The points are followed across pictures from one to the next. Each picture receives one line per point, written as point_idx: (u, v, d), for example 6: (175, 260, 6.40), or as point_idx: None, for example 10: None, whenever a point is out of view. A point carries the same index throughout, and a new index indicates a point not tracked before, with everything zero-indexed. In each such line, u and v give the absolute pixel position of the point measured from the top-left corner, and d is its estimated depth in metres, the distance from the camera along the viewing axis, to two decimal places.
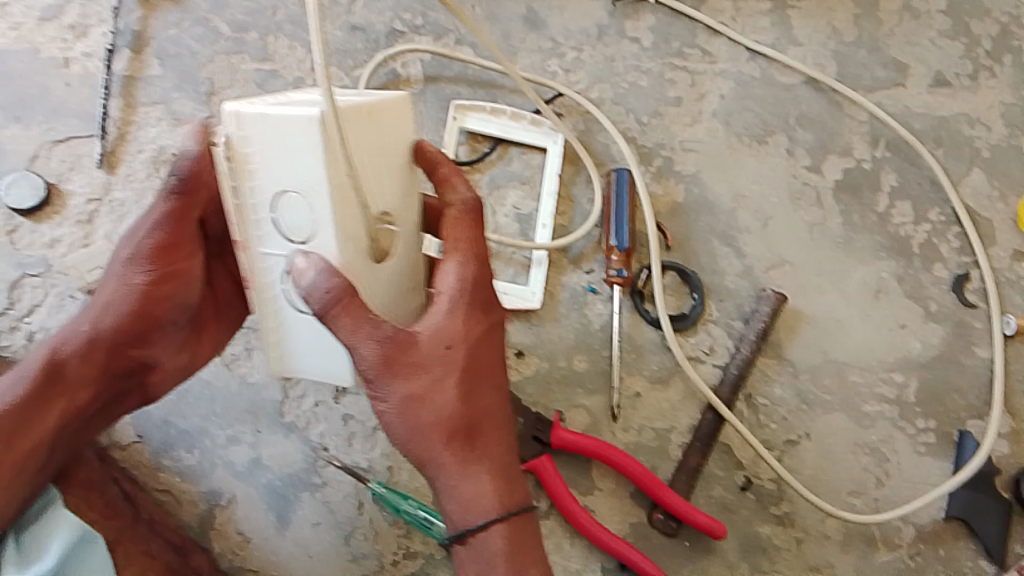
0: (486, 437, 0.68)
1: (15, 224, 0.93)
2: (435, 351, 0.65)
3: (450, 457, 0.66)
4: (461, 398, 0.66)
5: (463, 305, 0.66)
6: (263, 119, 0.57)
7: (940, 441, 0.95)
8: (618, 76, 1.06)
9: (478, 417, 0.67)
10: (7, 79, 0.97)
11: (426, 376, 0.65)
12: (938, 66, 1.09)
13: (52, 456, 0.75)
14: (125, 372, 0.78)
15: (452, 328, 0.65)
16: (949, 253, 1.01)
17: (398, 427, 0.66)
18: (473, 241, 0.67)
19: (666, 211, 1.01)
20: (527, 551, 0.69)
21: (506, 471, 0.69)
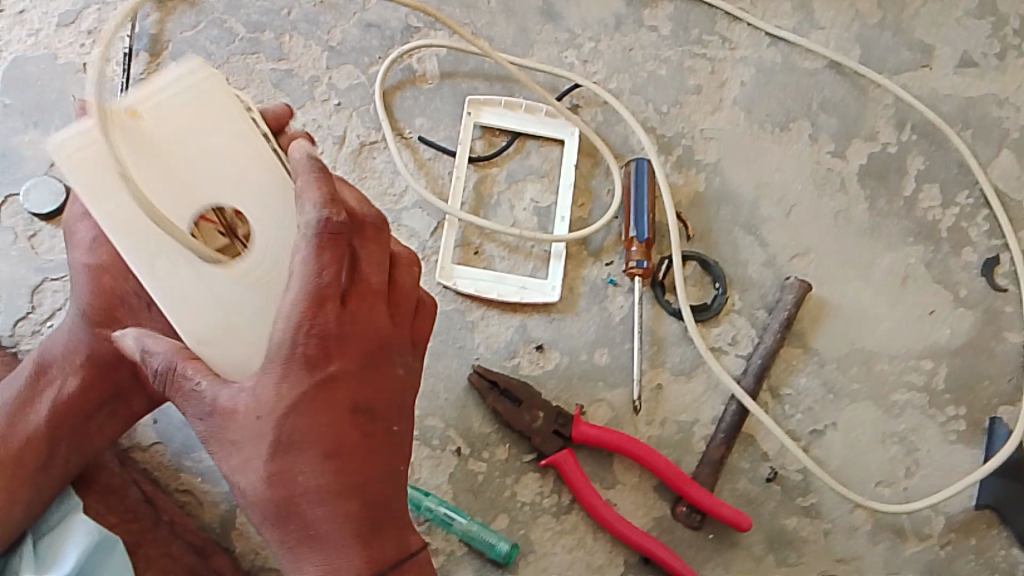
0: (307, 512, 0.62)
1: (36, 228, 0.93)
2: (248, 423, 0.60)
3: (272, 536, 0.63)
4: (267, 478, 0.61)
5: (277, 369, 0.59)
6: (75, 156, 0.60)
7: (971, 429, 0.93)
8: (636, 66, 1.05)
9: (295, 498, 0.61)
10: (30, 85, 0.98)
11: (240, 452, 0.61)
12: (965, 46, 1.08)
13: (56, 455, 0.75)
14: (112, 361, 0.76)
15: (264, 392, 0.60)
16: (978, 237, 1.00)
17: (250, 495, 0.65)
18: (306, 285, 0.58)
19: (687, 201, 0.99)
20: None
21: (335, 550, 0.63)
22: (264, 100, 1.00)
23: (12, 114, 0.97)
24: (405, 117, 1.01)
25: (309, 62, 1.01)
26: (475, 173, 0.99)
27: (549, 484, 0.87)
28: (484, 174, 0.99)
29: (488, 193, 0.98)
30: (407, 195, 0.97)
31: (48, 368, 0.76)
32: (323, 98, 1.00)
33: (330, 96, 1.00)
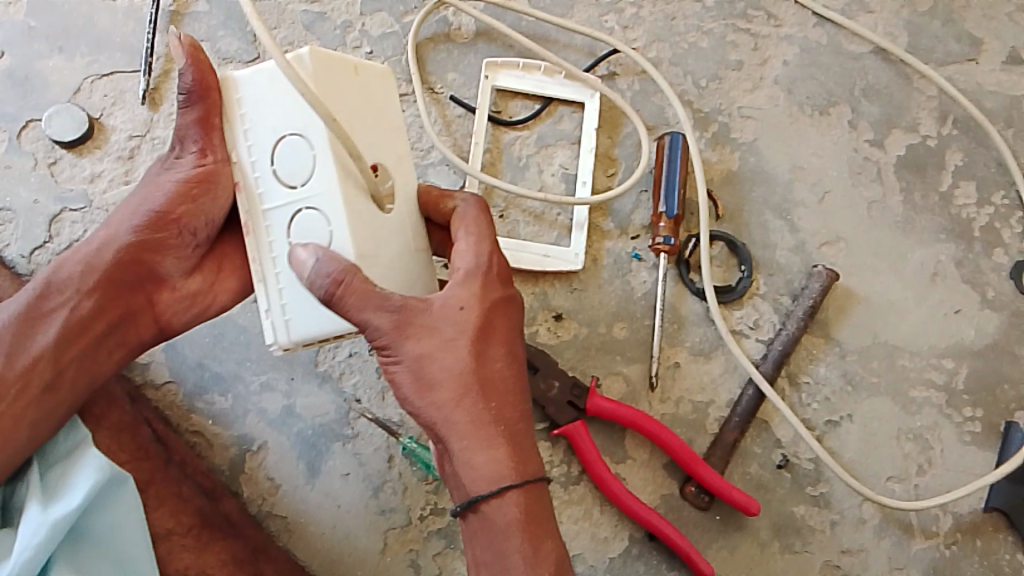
0: (501, 400, 0.65)
1: (56, 156, 0.91)
2: (448, 314, 0.65)
3: (465, 417, 0.64)
4: (472, 359, 0.64)
5: (477, 275, 0.67)
6: (261, 76, 0.61)
7: (987, 432, 0.92)
8: (678, 36, 1.02)
9: (491, 380, 0.65)
10: (55, 8, 0.95)
11: (439, 337, 0.64)
12: (1014, 43, 1.05)
13: (63, 379, 0.73)
14: (132, 284, 0.74)
15: (467, 290, 0.66)
16: (1011, 239, 0.97)
17: (416, 399, 0.65)
18: (487, 227, 0.69)
19: (720, 179, 0.97)
20: (542, 521, 0.65)
21: (522, 439, 0.66)
22: (295, 42, 0.97)
23: (36, 37, 0.94)
24: (438, 70, 0.98)
25: (343, 6, 0.98)
26: (506, 134, 0.97)
27: (559, 454, 0.86)
28: (515, 136, 0.97)
29: (517, 155, 0.96)
30: (434, 152, 0.95)
31: (65, 285, 0.73)
32: (355, 45, 0.97)
33: (362, 44, 0.98)
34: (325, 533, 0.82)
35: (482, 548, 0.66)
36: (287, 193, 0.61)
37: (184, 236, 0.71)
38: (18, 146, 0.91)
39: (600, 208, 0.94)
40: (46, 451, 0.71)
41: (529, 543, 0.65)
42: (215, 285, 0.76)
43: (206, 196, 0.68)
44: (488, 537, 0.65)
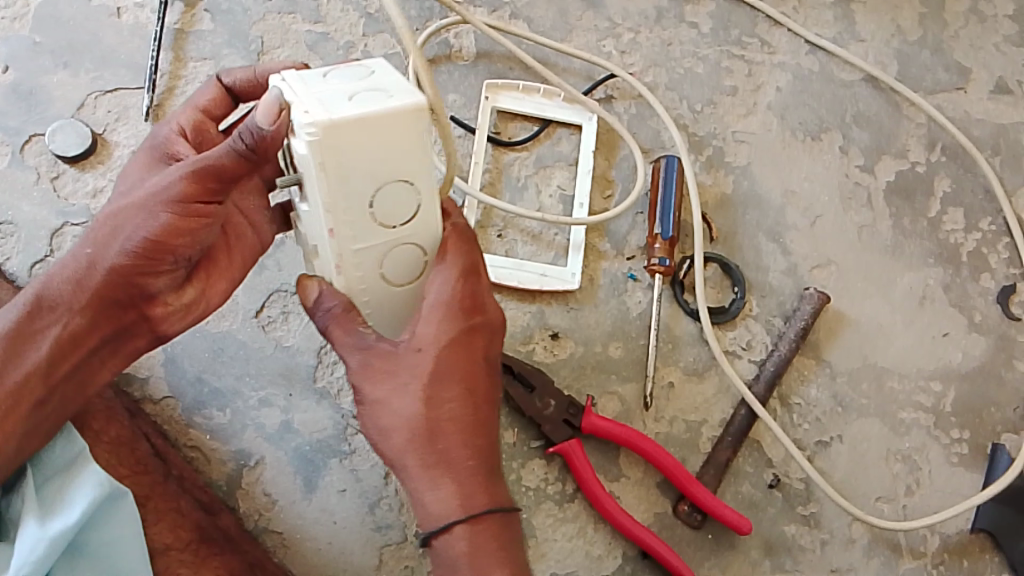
0: (452, 443, 0.66)
1: (59, 170, 0.92)
2: (407, 356, 0.66)
3: (414, 459, 0.66)
4: (422, 404, 0.65)
5: (439, 314, 0.66)
6: (362, 122, 0.56)
7: (974, 453, 0.93)
8: (674, 61, 1.04)
9: (442, 422, 0.66)
10: (61, 24, 0.97)
11: (396, 380, 0.66)
12: (1001, 72, 1.08)
13: (54, 394, 0.71)
14: (124, 303, 0.70)
15: (428, 331, 0.66)
16: (997, 264, 1.00)
17: (382, 438, 0.67)
18: (458, 255, 0.66)
19: (714, 202, 0.99)
20: (488, 554, 0.66)
21: (475, 476, 0.66)
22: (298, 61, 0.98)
23: (42, 52, 0.96)
24: (438, 91, 1.00)
25: (346, 27, 0.99)
26: (506, 155, 0.98)
27: (554, 472, 0.87)
28: (515, 157, 0.98)
29: (516, 176, 0.98)
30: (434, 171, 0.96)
31: (54, 303, 0.69)
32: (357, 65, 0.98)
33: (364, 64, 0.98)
34: (320, 548, 0.83)
35: None
36: (382, 231, 0.63)
37: (177, 261, 0.68)
38: (22, 159, 0.92)
39: (597, 229, 0.96)
40: (43, 461, 0.72)
41: None
42: (207, 291, 0.75)
43: (199, 228, 0.66)
44: (440, 567, 0.67)
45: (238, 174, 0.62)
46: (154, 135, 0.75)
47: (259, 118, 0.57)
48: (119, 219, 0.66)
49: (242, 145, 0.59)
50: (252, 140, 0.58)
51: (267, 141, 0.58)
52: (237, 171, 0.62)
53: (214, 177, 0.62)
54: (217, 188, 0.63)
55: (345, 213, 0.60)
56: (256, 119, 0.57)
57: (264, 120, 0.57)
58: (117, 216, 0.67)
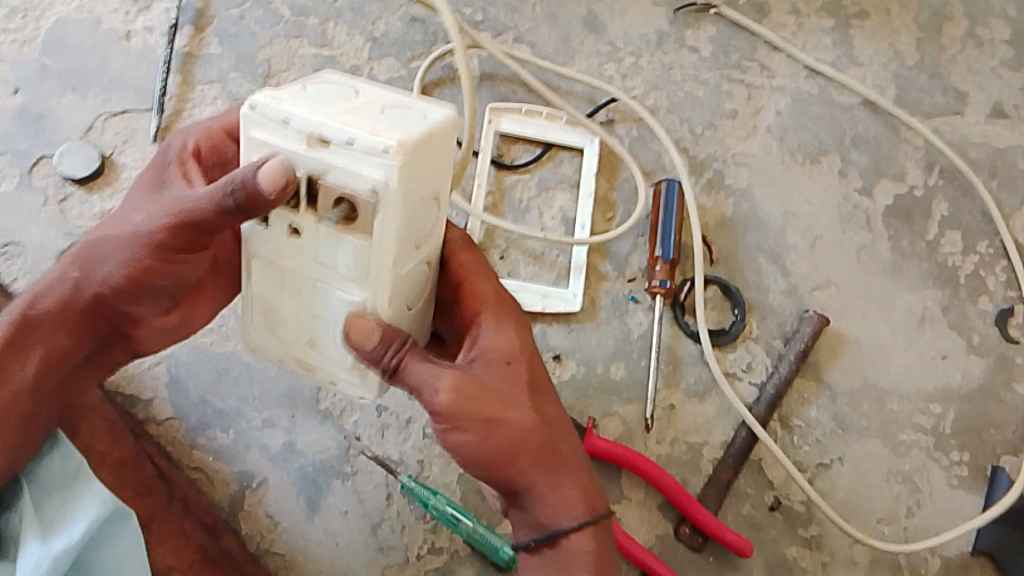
0: (564, 447, 0.66)
1: (66, 192, 0.93)
2: (496, 369, 0.66)
3: (537, 470, 0.65)
4: (532, 413, 0.65)
5: (506, 325, 0.69)
6: (427, 135, 0.52)
7: (974, 475, 0.94)
8: (675, 85, 1.06)
9: (552, 426, 0.66)
10: (70, 48, 0.98)
11: (501, 395, 0.65)
12: (998, 96, 1.09)
13: (42, 409, 0.72)
14: (107, 323, 0.71)
15: (503, 340, 0.67)
16: (996, 286, 1.01)
17: (491, 464, 0.64)
18: (489, 268, 0.70)
19: (715, 224, 1.00)
20: (611, 549, 0.67)
21: (588, 475, 0.68)
22: None
23: (50, 75, 0.97)
24: None
25: (351, 51, 1.01)
26: (509, 177, 0.99)
27: None
28: (517, 179, 0.99)
29: (518, 198, 0.98)
30: None
31: (40, 316, 0.70)
32: None
33: None
34: (323, 570, 0.83)
35: None
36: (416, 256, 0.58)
37: (159, 293, 0.68)
38: (29, 182, 0.93)
39: (598, 251, 0.97)
40: (41, 475, 0.71)
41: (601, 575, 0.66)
42: (189, 319, 0.74)
43: (179, 265, 0.65)
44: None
45: (217, 227, 0.59)
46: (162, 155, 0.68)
47: (259, 180, 0.51)
48: (103, 248, 0.66)
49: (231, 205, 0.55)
50: (247, 201, 0.53)
51: (261, 203, 0.53)
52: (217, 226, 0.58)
53: (195, 229, 0.60)
54: (196, 237, 0.61)
55: (407, 238, 0.55)
56: (256, 178, 0.51)
57: (264, 186, 0.51)
58: (103, 242, 0.66)
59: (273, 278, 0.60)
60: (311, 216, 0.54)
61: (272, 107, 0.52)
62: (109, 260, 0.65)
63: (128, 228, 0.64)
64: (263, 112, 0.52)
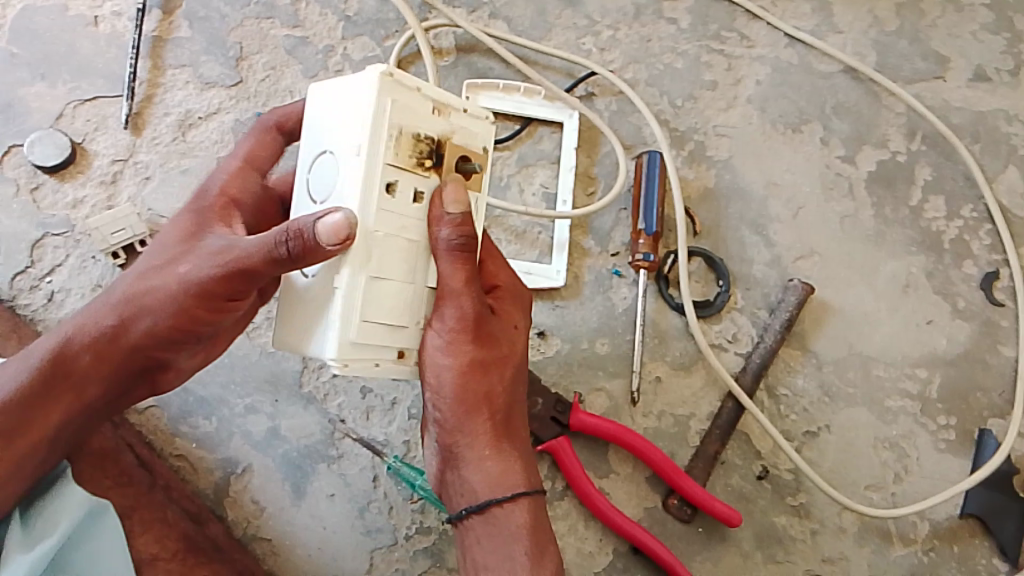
0: (514, 422, 0.69)
1: (38, 182, 0.92)
2: (504, 332, 0.68)
3: (488, 431, 0.66)
4: (507, 384, 0.67)
5: (520, 307, 0.70)
6: None
7: (962, 439, 0.94)
8: (654, 57, 1.05)
9: (515, 402, 0.68)
10: (39, 36, 0.96)
11: (493, 351, 0.66)
12: (979, 60, 1.09)
13: (54, 451, 0.70)
14: (141, 372, 0.70)
15: (513, 315, 0.69)
16: (980, 250, 1.00)
17: (461, 396, 0.64)
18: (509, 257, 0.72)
19: (697, 196, 0.99)
20: (545, 528, 0.67)
21: (533, 460, 0.69)
22: (277, 66, 0.98)
23: (19, 64, 0.95)
24: None
25: (325, 31, 0.99)
26: None
27: (544, 470, 0.87)
28: (496, 156, 0.98)
29: (498, 175, 0.98)
30: None
31: (66, 369, 0.67)
32: (337, 69, 0.99)
33: (344, 68, 0.99)
34: (311, 554, 0.83)
35: (486, 554, 0.66)
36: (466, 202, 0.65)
37: (195, 341, 0.68)
38: (0, 171, 0.92)
39: (580, 226, 0.96)
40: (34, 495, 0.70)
41: (536, 548, 0.66)
42: (212, 351, 0.75)
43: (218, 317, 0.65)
44: (494, 540, 0.66)
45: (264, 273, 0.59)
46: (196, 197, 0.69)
47: (323, 232, 0.53)
48: (142, 299, 0.64)
49: (284, 254, 0.55)
50: (306, 250, 0.54)
51: (316, 250, 0.54)
52: (269, 273, 0.58)
53: (245, 280, 0.60)
54: (244, 285, 0.61)
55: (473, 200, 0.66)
56: (318, 231, 0.53)
57: (326, 238, 0.53)
58: (141, 292, 0.64)
59: (399, 249, 0.58)
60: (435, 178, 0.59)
61: (403, 75, 0.56)
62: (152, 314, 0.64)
63: (170, 278, 0.63)
64: (399, 83, 0.56)
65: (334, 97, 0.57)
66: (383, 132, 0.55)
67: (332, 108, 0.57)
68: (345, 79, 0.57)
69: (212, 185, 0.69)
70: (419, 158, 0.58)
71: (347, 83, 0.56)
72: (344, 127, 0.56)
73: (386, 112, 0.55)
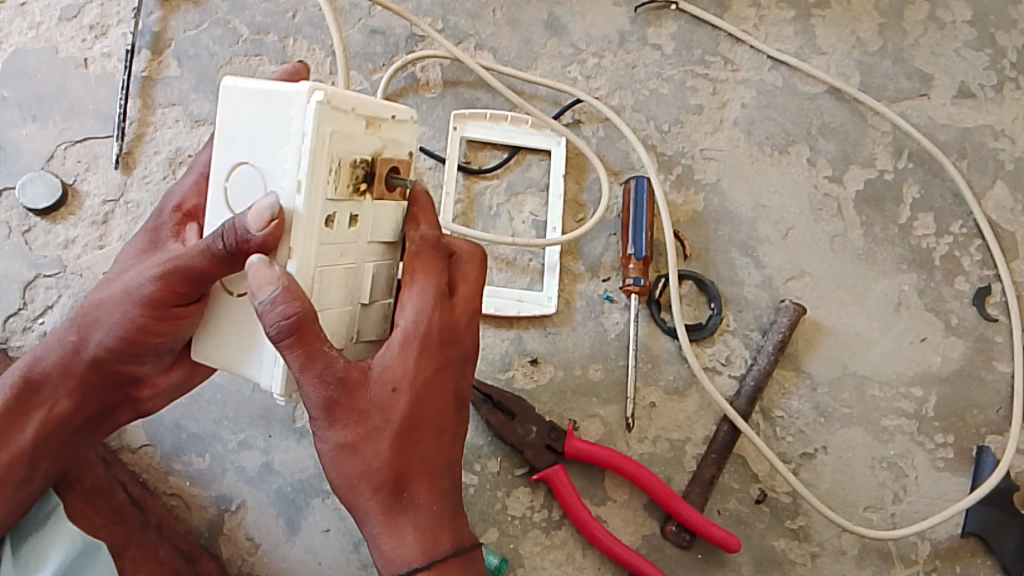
0: (421, 489, 0.61)
1: (30, 223, 0.92)
2: (381, 393, 0.58)
3: (376, 505, 0.60)
4: (392, 451, 0.59)
5: (416, 352, 0.59)
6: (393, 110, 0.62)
7: (959, 457, 0.93)
8: (639, 83, 1.06)
9: (409, 467, 0.60)
10: (30, 78, 0.97)
11: (369, 418, 0.59)
12: (962, 77, 1.10)
13: (37, 473, 0.73)
14: (109, 385, 0.73)
15: (402, 366, 0.59)
16: (971, 266, 1.01)
17: (343, 471, 0.60)
18: (435, 279, 0.61)
19: (686, 220, 1.00)
20: None
21: (442, 524, 0.62)
22: None
23: (10, 106, 0.96)
24: None
25: (312, 66, 1.00)
26: (477, 184, 0.99)
27: (540, 499, 0.86)
28: (486, 185, 0.99)
29: (488, 205, 0.98)
30: None
31: (40, 387, 0.72)
32: None
33: None
34: None
35: None
36: None
37: (158, 354, 0.69)
38: None
39: (570, 252, 0.96)
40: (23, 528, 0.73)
41: None
42: (193, 375, 0.76)
43: (172, 333, 0.65)
44: None
45: (208, 279, 0.59)
46: (159, 217, 0.71)
47: (249, 221, 0.53)
48: (99, 311, 0.67)
49: (222, 251, 0.56)
50: (238, 241, 0.54)
51: (246, 243, 0.54)
52: (211, 274, 0.58)
53: (183, 283, 0.59)
54: (188, 297, 0.61)
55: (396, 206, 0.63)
56: (246, 222, 0.53)
57: (253, 225, 0.53)
58: (97, 308, 0.68)
59: (335, 278, 0.57)
60: (367, 201, 0.58)
61: (340, 100, 0.53)
62: (109, 325, 0.67)
63: (121, 289, 0.65)
64: (335, 106, 0.53)
65: (264, 111, 0.54)
66: (322, 163, 0.53)
67: (260, 123, 0.54)
68: (277, 93, 0.53)
69: (168, 202, 0.72)
70: (356, 184, 0.56)
71: (279, 99, 0.53)
72: (279, 149, 0.54)
73: (325, 143, 0.52)
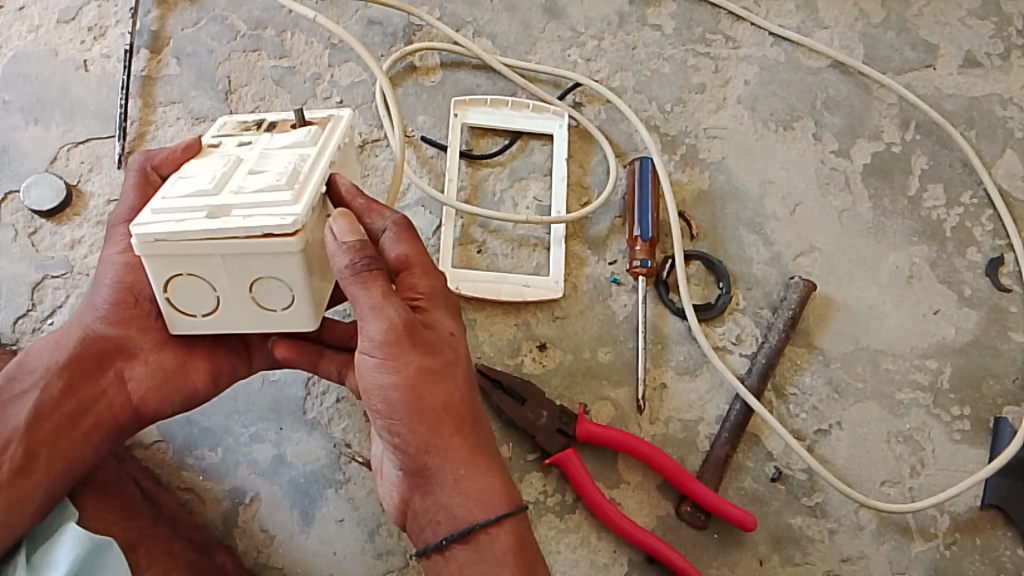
0: (480, 424, 0.66)
1: (36, 225, 0.92)
2: (444, 336, 0.65)
3: (456, 443, 0.63)
4: (463, 386, 0.65)
5: (450, 307, 0.67)
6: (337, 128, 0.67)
7: (977, 429, 0.92)
8: (641, 64, 1.05)
9: (474, 406, 0.65)
10: (30, 81, 0.97)
11: (440, 355, 0.63)
12: (968, 46, 1.09)
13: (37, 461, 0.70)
14: (99, 363, 0.72)
15: (449, 316, 0.66)
16: (983, 236, 1.00)
17: (417, 411, 0.62)
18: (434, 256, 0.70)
19: (692, 199, 0.99)
20: (531, 546, 0.65)
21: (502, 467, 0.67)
22: (265, 96, 0.99)
23: (12, 111, 0.96)
24: (408, 114, 1.00)
25: (311, 59, 1.01)
26: (481, 171, 0.98)
27: (552, 483, 0.86)
28: (488, 172, 0.98)
29: (491, 191, 0.97)
30: (410, 191, 0.97)
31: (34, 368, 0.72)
32: (324, 95, 0.99)
33: (332, 93, 0.99)
34: None
35: None
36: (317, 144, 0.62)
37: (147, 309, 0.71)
38: None
39: (576, 236, 0.96)
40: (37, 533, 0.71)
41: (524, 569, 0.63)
42: (183, 366, 0.73)
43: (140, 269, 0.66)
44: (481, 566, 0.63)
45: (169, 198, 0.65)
46: None
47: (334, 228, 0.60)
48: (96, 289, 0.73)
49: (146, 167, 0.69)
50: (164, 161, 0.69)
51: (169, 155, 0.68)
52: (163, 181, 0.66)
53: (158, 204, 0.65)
54: None
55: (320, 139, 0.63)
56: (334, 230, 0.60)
57: (340, 233, 0.59)
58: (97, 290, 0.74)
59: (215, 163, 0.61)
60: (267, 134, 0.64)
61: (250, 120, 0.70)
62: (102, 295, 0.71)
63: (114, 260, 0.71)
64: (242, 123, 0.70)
65: None
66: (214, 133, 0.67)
67: None
68: None
69: None
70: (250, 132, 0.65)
71: None
72: None
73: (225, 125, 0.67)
